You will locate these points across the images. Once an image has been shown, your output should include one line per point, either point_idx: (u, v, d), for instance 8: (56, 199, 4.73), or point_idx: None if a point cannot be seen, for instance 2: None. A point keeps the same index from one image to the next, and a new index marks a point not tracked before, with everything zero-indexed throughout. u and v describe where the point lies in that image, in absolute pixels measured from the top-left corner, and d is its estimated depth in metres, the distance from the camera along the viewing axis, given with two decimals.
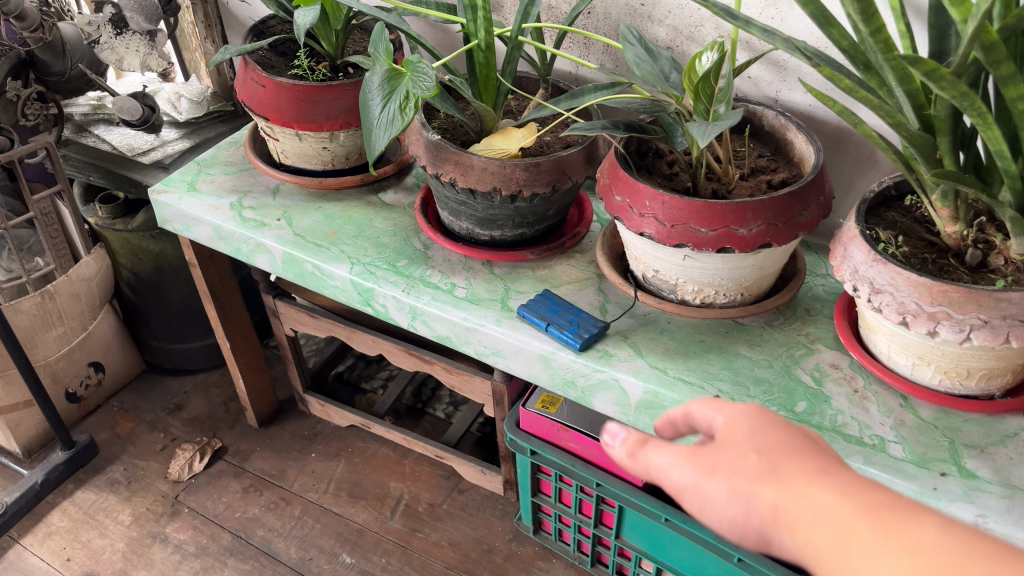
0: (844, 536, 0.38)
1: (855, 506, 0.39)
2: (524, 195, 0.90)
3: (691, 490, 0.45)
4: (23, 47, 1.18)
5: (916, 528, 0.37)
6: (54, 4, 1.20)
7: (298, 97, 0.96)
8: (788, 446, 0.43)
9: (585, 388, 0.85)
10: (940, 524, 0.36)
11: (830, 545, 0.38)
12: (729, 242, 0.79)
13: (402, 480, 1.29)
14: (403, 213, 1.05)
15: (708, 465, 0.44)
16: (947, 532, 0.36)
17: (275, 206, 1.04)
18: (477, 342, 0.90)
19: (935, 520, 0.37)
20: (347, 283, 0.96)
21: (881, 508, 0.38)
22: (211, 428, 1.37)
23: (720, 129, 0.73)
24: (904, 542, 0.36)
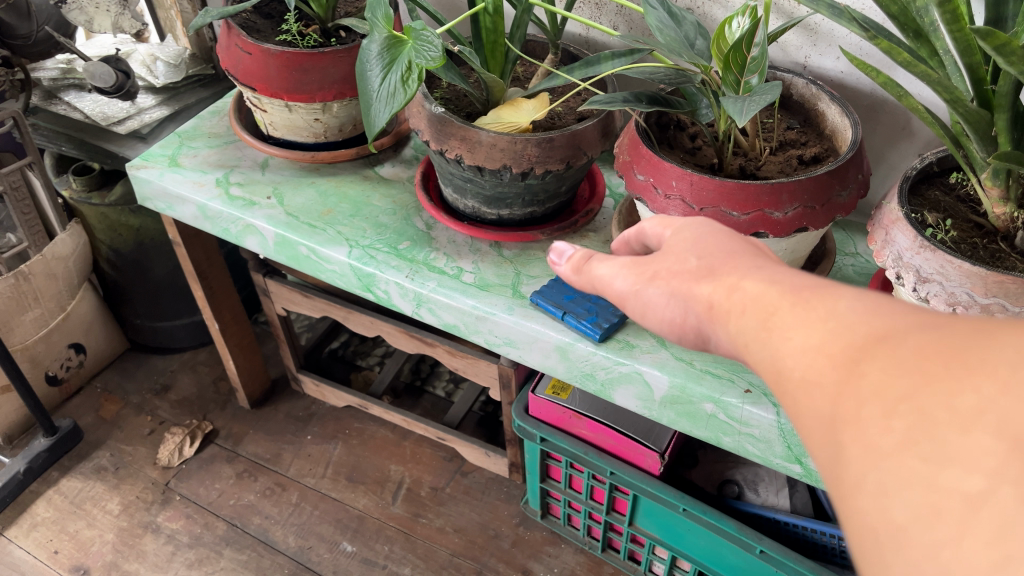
0: (759, 308, 0.42)
1: (780, 291, 0.42)
2: (536, 172, 0.84)
3: (637, 295, 0.56)
4: None
5: (838, 297, 0.38)
6: None
7: (287, 65, 0.88)
8: (718, 251, 0.51)
9: (605, 381, 0.80)
10: (859, 295, 0.37)
11: (755, 318, 0.42)
12: (763, 226, 0.73)
13: (402, 462, 1.24)
14: (403, 189, 0.98)
15: (646, 271, 0.55)
16: (874, 302, 0.36)
17: (264, 183, 0.97)
18: (488, 331, 0.84)
19: (855, 293, 0.38)
20: (345, 267, 0.89)
21: (802, 287, 0.41)
22: (200, 410, 1.31)
23: (760, 106, 0.67)
24: (817, 309, 0.38)
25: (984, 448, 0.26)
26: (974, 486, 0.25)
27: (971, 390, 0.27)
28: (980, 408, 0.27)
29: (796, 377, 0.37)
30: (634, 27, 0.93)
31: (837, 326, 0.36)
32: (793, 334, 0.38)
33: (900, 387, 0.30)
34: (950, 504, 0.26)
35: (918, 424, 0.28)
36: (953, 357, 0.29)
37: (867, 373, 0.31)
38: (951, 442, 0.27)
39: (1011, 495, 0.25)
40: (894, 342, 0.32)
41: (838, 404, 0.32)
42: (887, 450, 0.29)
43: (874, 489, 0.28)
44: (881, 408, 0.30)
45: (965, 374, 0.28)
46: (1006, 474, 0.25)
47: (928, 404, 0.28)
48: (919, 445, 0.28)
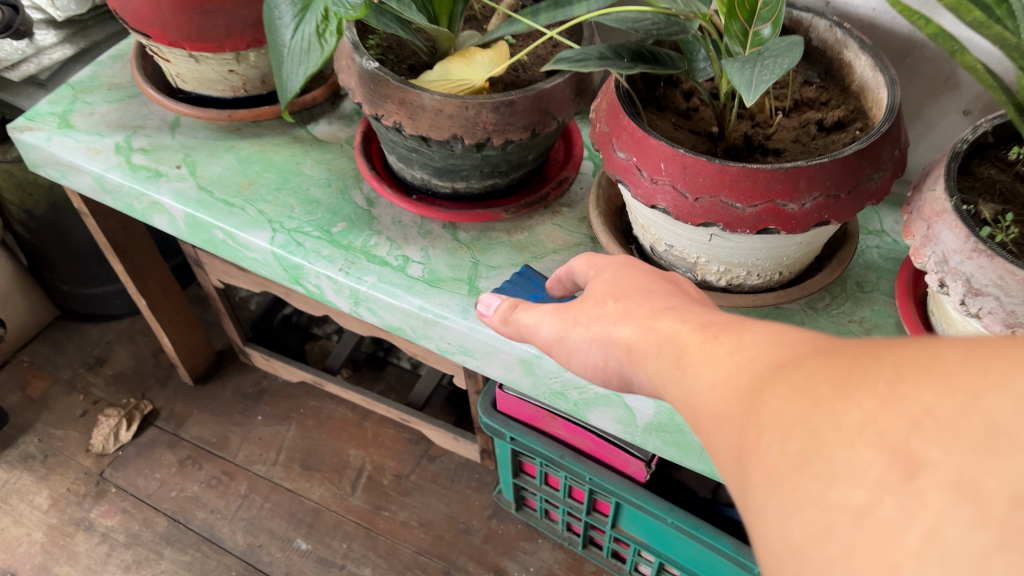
0: (659, 338, 0.43)
1: (689, 328, 0.42)
2: (494, 143, 0.68)
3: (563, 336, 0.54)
4: None
5: (756, 336, 0.35)
6: None
7: (184, 7, 0.70)
8: (639, 291, 0.50)
9: (578, 401, 0.66)
10: (767, 328, 0.36)
11: (685, 361, 0.39)
12: (773, 221, 0.58)
13: (363, 446, 1.12)
14: (341, 154, 0.82)
15: (570, 316, 0.54)
16: (790, 336, 0.34)
17: (174, 148, 0.81)
18: (439, 337, 0.70)
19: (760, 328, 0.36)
20: (269, 256, 0.74)
21: (724, 324, 0.39)
22: (139, 388, 1.18)
23: (775, 77, 0.51)
24: (737, 346, 0.35)
25: (871, 460, 0.22)
26: (862, 498, 0.22)
27: (857, 404, 0.23)
28: (862, 422, 0.23)
29: (719, 417, 0.33)
30: None
31: (757, 365, 0.33)
32: (706, 373, 0.36)
33: (794, 410, 0.25)
34: (840, 527, 0.22)
35: (811, 444, 0.24)
36: (841, 372, 0.25)
37: (767, 398, 0.27)
38: (838, 458, 0.23)
39: (900, 507, 0.21)
40: (795, 367, 0.28)
41: (741, 436, 0.28)
42: (782, 473, 0.24)
43: (776, 516, 0.24)
44: (777, 430, 0.25)
45: (853, 387, 0.24)
46: (885, 483, 0.21)
47: (820, 424, 0.24)
48: (812, 464, 0.23)
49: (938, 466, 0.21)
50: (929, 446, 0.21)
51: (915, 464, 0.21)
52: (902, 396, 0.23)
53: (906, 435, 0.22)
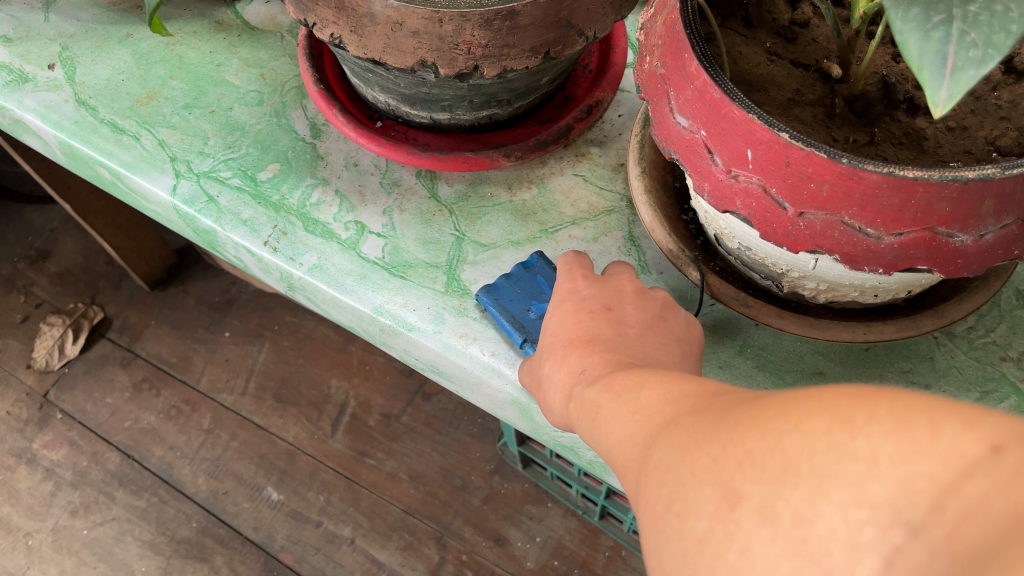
0: (583, 396, 0.31)
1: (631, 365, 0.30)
2: (484, 74, 0.44)
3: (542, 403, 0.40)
4: None
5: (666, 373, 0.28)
6: None
7: None
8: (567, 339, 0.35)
9: (594, 461, 0.47)
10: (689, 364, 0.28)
11: (595, 424, 0.29)
12: (926, 258, 0.36)
13: (347, 377, 0.95)
14: (280, 52, 0.58)
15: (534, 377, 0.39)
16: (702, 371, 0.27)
17: (47, 36, 0.58)
18: (403, 349, 0.50)
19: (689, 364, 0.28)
20: (171, 211, 0.53)
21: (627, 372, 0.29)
22: (89, 290, 1.01)
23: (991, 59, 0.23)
24: (649, 380, 0.28)
25: (708, 498, 0.19)
26: (702, 530, 0.19)
27: (706, 446, 0.20)
28: (707, 464, 0.20)
29: (615, 457, 0.27)
30: None
31: (653, 395, 0.26)
32: (615, 413, 0.28)
33: (667, 453, 0.22)
34: (689, 559, 0.19)
35: (673, 485, 0.21)
36: (707, 413, 0.22)
37: (653, 439, 0.24)
38: (688, 497, 0.20)
39: (725, 541, 0.18)
40: (681, 410, 0.24)
41: (634, 482, 0.24)
42: (653, 513, 0.21)
43: (654, 558, 0.21)
44: (652, 473, 0.22)
45: (709, 433, 0.21)
46: (717, 515, 0.19)
47: (678, 466, 0.21)
48: (671, 510, 0.20)
49: (754, 498, 0.18)
50: (748, 479, 0.18)
51: (737, 495, 0.18)
52: (738, 437, 0.19)
53: (732, 472, 0.19)
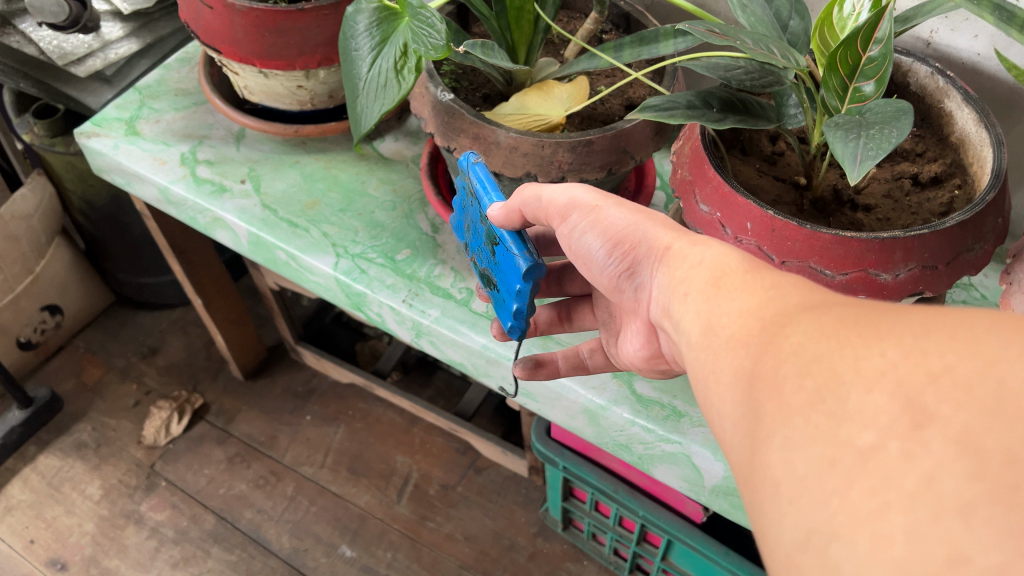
0: (678, 277, 0.39)
1: (741, 256, 0.38)
2: (568, 181, 0.65)
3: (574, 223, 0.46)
4: None
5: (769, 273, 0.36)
6: None
7: (257, 26, 0.69)
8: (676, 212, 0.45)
9: (642, 455, 0.64)
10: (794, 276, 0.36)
11: (691, 297, 0.38)
12: (866, 291, 0.55)
13: (411, 453, 1.13)
14: (407, 175, 0.81)
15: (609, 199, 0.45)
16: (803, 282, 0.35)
17: (238, 161, 0.80)
18: (501, 377, 0.68)
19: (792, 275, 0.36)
20: (331, 281, 0.73)
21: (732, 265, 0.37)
22: (190, 381, 1.20)
23: (879, 151, 0.48)
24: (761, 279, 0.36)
25: (883, 406, 0.26)
26: (870, 439, 0.25)
27: (879, 355, 0.27)
28: (883, 370, 0.27)
29: (718, 336, 0.35)
30: None
31: (771, 293, 0.34)
32: (734, 296, 0.35)
33: (818, 350, 0.29)
34: (846, 461, 0.26)
35: (828, 381, 0.28)
36: (876, 327, 0.29)
37: (793, 335, 0.31)
38: (855, 403, 0.27)
39: (904, 453, 0.25)
40: (824, 313, 0.31)
41: (757, 365, 0.31)
42: (797, 407, 0.28)
43: (784, 445, 0.28)
44: (798, 367, 0.29)
45: (883, 344, 0.28)
46: (897, 429, 0.25)
47: (840, 366, 0.28)
48: (826, 402, 0.27)
49: (946, 425, 0.25)
50: (943, 406, 0.25)
51: (923, 418, 0.25)
52: (932, 358, 0.26)
53: (924, 390, 0.26)
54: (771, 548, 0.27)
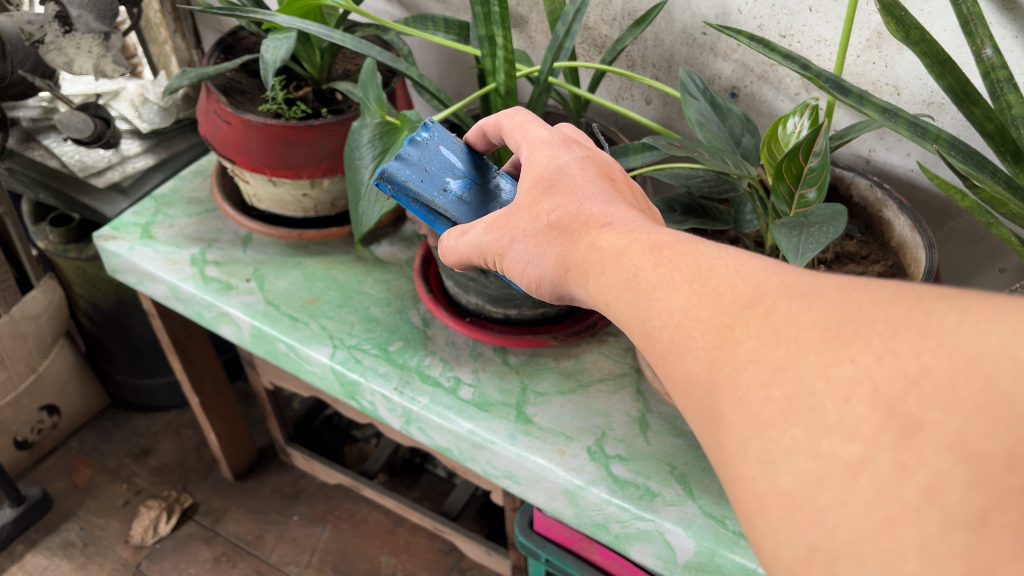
0: (595, 288, 0.38)
1: (642, 243, 0.36)
2: None
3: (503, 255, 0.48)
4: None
5: (690, 254, 0.34)
6: None
7: (270, 139, 0.77)
8: (579, 194, 0.44)
9: (619, 534, 0.67)
10: (723, 249, 0.34)
11: (613, 306, 0.37)
12: None
13: (395, 553, 1.14)
14: (402, 276, 0.88)
15: (503, 230, 0.47)
16: (732, 255, 0.33)
17: (244, 262, 0.87)
18: (486, 461, 0.72)
19: (722, 248, 0.34)
20: (326, 370, 0.77)
21: (644, 257, 0.36)
22: (181, 481, 1.23)
23: (819, 246, 0.55)
24: (681, 266, 0.34)
25: (864, 416, 0.24)
26: (856, 452, 0.24)
27: (848, 358, 0.26)
28: (857, 375, 0.25)
29: (658, 340, 0.33)
30: (671, 105, 0.82)
31: (701, 285, 0.32)
32: (659, 295, 0.33)
33: (778, 356, 0.28)
34: (832, 476, 0.24)
35: (796, 391, 0.26)
36: (839, 319, 0.27)
37: (742, 343, 0.29)
38: (833, 413, 0.25)
39: (897, 466, 0.23)
40: (766, 309, 0.29)
41: (712, 373, 0.30)
42: (768, 421, 0.27)
43: (761, 459, 0.27)
44: (759, 375, 0.28)
45: (849, 342, 0.26)
46: (883, 441, 0.24)
47: (805, 372, 0.26)
48: (800, 412, 0.26)
49: (934, 429, 0.23)
50: (931, 409, 0.23)
51: (912, 425, 0.23)
52: (907, 351, 0.24)
53: (905, 392, 0.24)
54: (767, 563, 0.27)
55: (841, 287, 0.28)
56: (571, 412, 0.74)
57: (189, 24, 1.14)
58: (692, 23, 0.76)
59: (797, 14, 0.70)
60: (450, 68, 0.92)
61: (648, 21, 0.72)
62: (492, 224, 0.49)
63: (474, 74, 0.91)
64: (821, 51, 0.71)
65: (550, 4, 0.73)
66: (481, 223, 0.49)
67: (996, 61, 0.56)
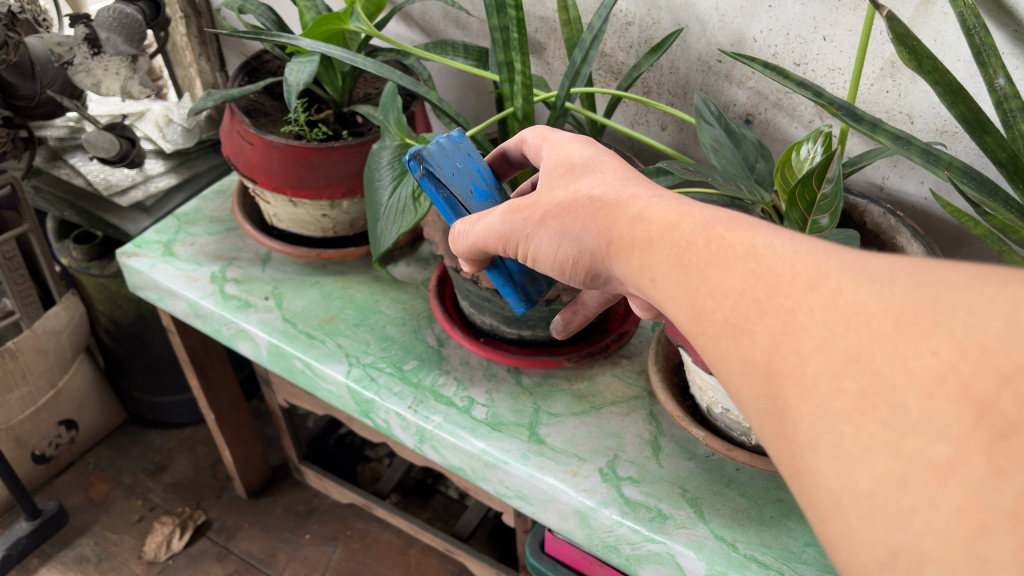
0: (636, 269, 0.38)
1: (698, 218, 0.36)
2: (562, 299, 0.72)
3: (525, 239, 0.47)
4: (18, 75, 0.96)
5: (741, 233, 0.33)
6: (31, 9, 0.94)
7: (292, 159, 0.79)
8: (616, 179, 0.44)
9: (630, 556, 0.67)
10: (776, 232, 0.32)
11: (660, 282, 0.36)
12: None
13: None
14: (417, 296, 0.89)
15: (530, 213, 0.47)
16: (788, 237, 0.32)
17: (263, 280, 0.89)
18: (498, 481, 0.72)
19: (774, 230, 0.33)
20: (342, 388, 0.78)
21: (695, 235, 0.35)
22: (194, 498, 1.24)
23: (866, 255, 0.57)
24: (732, 246, 0.33)
25: (952, 414, 0.23)
26: (945, 452, 0.23)
27: (930, 351, 0.24)
28: (941, 370, 0.24)
29: (709, 322, 0.32)
30: (686, 131, 0.83)
31: (756, 263, 0.31)
32: (713, 275, 0.32)
33: (849, 344, 0.26)
34: (920, 477, 0.23)
35: (872, 384, 0.25)
36: (916, 305, 0.25)
37: (808, 329, 0.27)
38: (917, 409, 0.24)
39: (994, 472, 0.22)
40: (832, 291, 0.28)
41: (773, 359, 0.28)
42: (842, 414, 0.25)
43: (835, 453, 0.25)
44: (829, 364, 0.26)
45: (931, 331, 0.24)
46: (975, 442, 0.22)
47: (881, 362, 0.25)
48: (878, 407, 0.24)
49: None
50: None
51: (1008, 425, 0.22)
52: (998, 346, 0.23)
53: (999, 390, 0.22)
54: (846, 565, 0.25)
55: (913, 272, 0.26)
56: (584, 434, 0.74)
57: (214, 47, 1.17)
58: (708, 52, 0.77)
59: (811, 43, 0.71)
60: (469, 93, 0.94)
61: (663, 48, 0.74)
62: (513, 207, 0.48)
63: (492, 99, 0.93)
64: (834, 80, 0.72)
65: (568, 31, 0.75)
66: (501, 207, 0.49)
67: (1009, 90, 0.56)
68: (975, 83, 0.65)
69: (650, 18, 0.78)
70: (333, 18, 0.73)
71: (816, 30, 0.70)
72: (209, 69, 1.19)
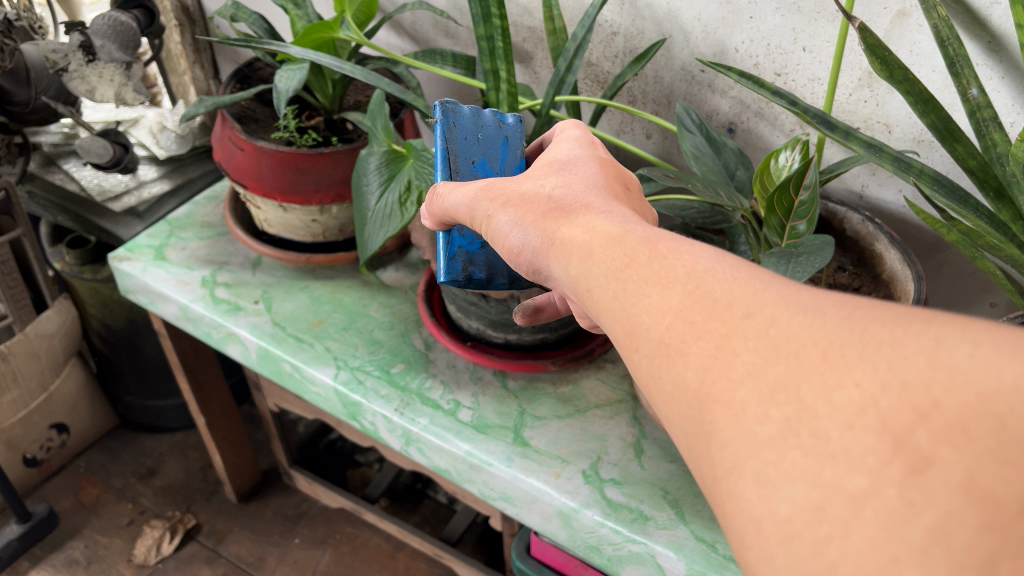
0: (579, 270, 0.38)
1: (643, 233, 0.36)
2: None
3: (484, 220, 0.47)
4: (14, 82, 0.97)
5: (683, 256, 0.33)
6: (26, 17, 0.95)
7: (281, 165, 0.80)
8: (582, 184, 0.44)
9: (611, 557, 0.68)
10: (715, 256, 0.33)
11: (598, 291, 0.36)
12: None
13: None
14: (406, 301, 0.91)
15: (498, 196, 0.47)
16: (728, 264, 0.32)
17: (253, 284, 0.90)
18: (482, 483, 0.73)
19: (714, 253, 0.33)
20: (329, 391, 0.79)
21: (637, 249, 0.35)
22: (184, 502, 1.25)
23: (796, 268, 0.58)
24: (674, 268, 0.33)
25: (870, 446, 0.23)
26: (862, 484, 0.23)
27: (853, 383, 0.25)
28: (863, 404, 0.24)
29: (643, 339, 0.32)
30: (670, 139, 0.84)
31: (694, 286, 0.31)
32: (649, 294, 0.32)
33: (778, 373, 0.26)
34: (837, 508, 0.24)
35: (797, 414, 0.25)
36: (839, 341, 0.26)
37: (738, 359, 0.28)
38: (835, 440, 0.24)
39: (907, 508, 0.23)
40: (761, 322, 0.28)
41: (704, 381, 0.28)
42: (766, 441, 0.26)
43: (757, 480, 0.26)
44: (758, 392, 0.27)
45: (852, 363, 0.25)
46: (890, 474, 0.23)
47: (806, 394, 0.25)
48: (801, 436, 0.25)
49: (944, 468, 0.22)
50: (940, 445, 0.23)
51: (921, 461, 0.23)
52: (916, 381, 0.23)
53: (914, 425, 0.23)
54: None
55: (844, 305, 0.27)
56: (568, 436, 0.75)
57: (208, 55, 1.18)
58: (691, 62, 0.78)
59: (791, 54, 0.72)
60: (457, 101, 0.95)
61: (647, 56, 0.75)
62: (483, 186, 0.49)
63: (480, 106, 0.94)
64: (814, 89, 0.73)
65: (553, 40, 0.76)
66: (475, 184, 0.49)
67: (983, 99, 0.57)
68: (952, 94, 0.66)
69: (634, 28, 0.80)
70: (323, 26, 0.74)
71: (795, 41, 0.71)
72: (204, 77, 1.21)
